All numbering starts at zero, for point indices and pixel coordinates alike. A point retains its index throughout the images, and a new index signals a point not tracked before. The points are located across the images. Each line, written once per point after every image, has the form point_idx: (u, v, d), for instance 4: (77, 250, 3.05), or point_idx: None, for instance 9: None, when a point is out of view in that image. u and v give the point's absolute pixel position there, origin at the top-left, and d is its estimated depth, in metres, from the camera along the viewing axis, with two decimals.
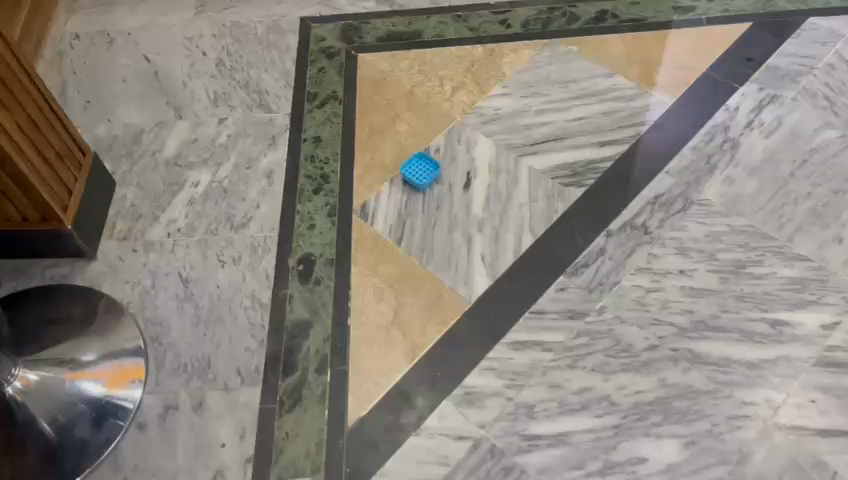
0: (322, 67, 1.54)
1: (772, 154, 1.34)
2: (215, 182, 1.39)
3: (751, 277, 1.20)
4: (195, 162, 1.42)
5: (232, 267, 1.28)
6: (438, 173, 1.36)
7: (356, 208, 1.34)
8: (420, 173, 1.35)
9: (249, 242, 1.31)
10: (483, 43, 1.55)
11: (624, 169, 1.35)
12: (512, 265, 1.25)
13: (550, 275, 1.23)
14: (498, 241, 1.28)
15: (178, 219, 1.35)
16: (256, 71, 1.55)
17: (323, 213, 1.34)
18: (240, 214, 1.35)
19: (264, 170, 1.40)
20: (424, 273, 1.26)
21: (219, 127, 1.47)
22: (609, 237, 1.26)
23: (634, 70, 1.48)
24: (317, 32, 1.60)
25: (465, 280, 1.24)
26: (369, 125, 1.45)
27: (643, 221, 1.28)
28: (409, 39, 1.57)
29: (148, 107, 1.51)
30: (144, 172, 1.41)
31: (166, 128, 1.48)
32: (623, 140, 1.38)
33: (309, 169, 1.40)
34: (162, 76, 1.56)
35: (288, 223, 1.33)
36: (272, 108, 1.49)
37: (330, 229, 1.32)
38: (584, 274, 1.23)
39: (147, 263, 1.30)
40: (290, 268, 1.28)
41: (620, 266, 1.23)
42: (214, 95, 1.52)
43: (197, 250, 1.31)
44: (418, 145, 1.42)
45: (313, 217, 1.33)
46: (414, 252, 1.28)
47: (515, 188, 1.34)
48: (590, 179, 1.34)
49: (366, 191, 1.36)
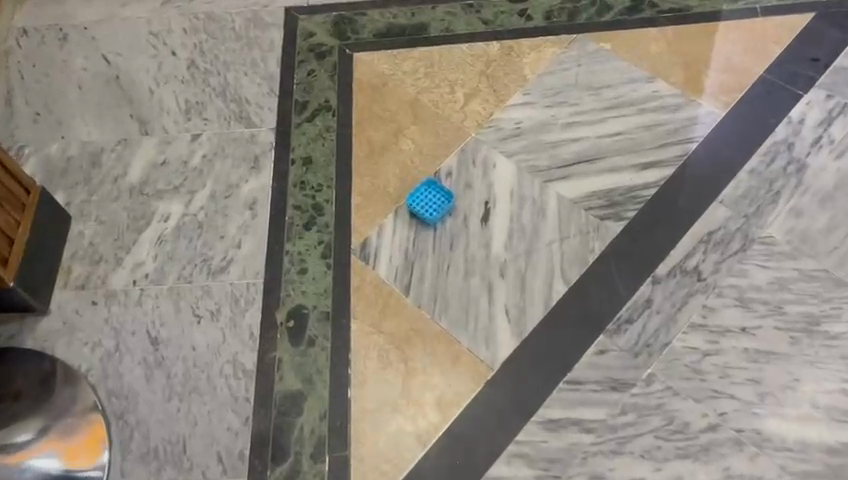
0: (311, 69, 1.32)
1: (844, 179, 1.13)
2: (188, 215, 1.18)
3: (827, 337, 1.01)
4: (164, 190, 1.21)
5: (209, 323, 1.09)
6: (451, 205, 1.16)
7: (355, 247, 1.14)
8: (430, 206, 1.15)
9: (229, 292, 1.11)
10: (500, 40, 1.32)
11: (671, 196, 1.14)
12: (542, 320, 1.05)
13: (587, 334, 1.04)
14: (524, 289, 1.08)
15: (146, 262, 1.14)
16: (235, 75, 1.33)
17: (317, 254, 1.14)
18: (218, 256, 1.14)
19: (246, 200, 1.19)
20: (438, 329, 1.06)
21: (192, 145, 1.25)
22: (655, 284, 1.07)
23: (678, 73, 1.26)
24: (305, 25, 1.37)
25: (486, 340, 1.05)
26: (368, 142, 1.23)
27: (696, 264, 1.08)
28: (413, 34, 1.34)
29: (108, 120, 1.29)
30: (104, 203, 1.20)
31: (130, 146, 1.26)
32: (668, 161, 1.18)
33: (299, 198, 1.19)
34: (125, 82, 1.33)
35: (276, 267, 1.13)
36: (254, 121, 1.27)
37: (325, 273, 1.12)
38: (627, 333, 1.04)
39: (109, 318, 1.10)
40: (279, 324, 1.08)
41: (670, 322, 1.04)
42: (185, 104, 1.30)
43: (168, 301, 1.11)
44: (426, 167, 1.20)
45: (304, 259, 1.13)
46: (425, 303, 1.08)
47: (542, 222, 1.14)
48: (631, 210, 1.14)
49: (366, 226, 1.16)
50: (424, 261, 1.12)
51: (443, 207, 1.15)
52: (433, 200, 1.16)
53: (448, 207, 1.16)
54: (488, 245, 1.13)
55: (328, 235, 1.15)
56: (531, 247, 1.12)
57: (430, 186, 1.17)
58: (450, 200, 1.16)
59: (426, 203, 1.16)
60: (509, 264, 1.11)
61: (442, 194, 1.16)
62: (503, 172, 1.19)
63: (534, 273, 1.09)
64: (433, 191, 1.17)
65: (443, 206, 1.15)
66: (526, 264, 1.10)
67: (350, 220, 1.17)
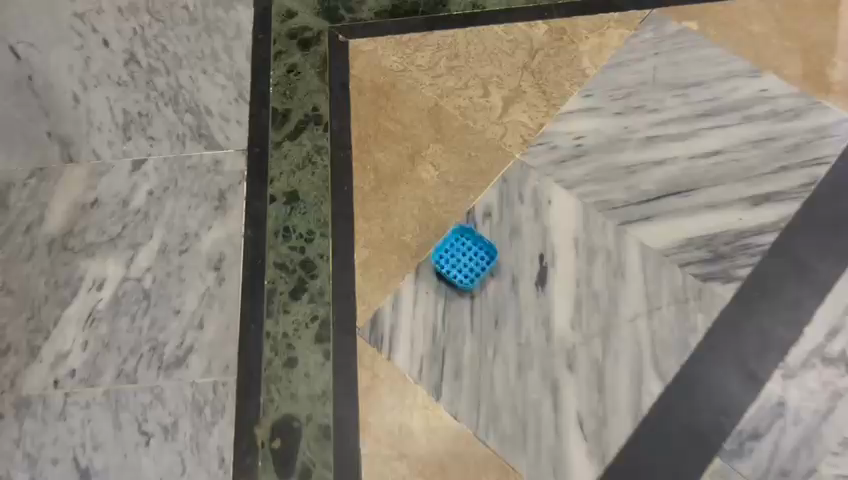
0: (294, 66, 0.98)
1: None
2: (130, 280, 0.86)
3: None
4: (95, 243, 0.88)
5: (162, 445, 0.78)
6: (494, 261, 0.84)
7: (362, 325, 0.82)
8: (465, 265, 0.83)
9: (189, 396, 0.80)
10: (547, 20, 0.98)
11: (799, 245, 0.83)
12: (631, 437, 0.75)
13: (696, 457, 0.74)
14: (602, 387, 0.78)
15: (72, 353, 0.83)
16: (189, 74, 0.98)
17: (310, 336, 0.82)
18: (173, 342, 0.83)
19: (209, 257, 0.87)
20: (485, 451, 0.76)
21: (134, 177, 0.92)
22: (788, 379, 0.76)
23: (793, 64, 0.92)
24: (283, 2, 1.02)
25: (553, 465, 0.75)
26: (376, 169, 0.90)
27: (841, 348, 0.77)
28: (429, 12, 0.99)
29: (17, 141, 0.95)
30: (14, 264, 0.87)
31: (48, 178, 0.92)
32: (790, 192, 0.85)
33: (283, 252, 0.87)
34: (39, 84, 0.97)
35: (253, 356, 0.82)
36: (218, 141, 0.93)
37: (322, 366, 0.81)
38: (753, 454, 0.74)
39: (22, 439, 0.79)
40: (259, 443, 0.78)
41: (811, 438, 0.74)
42: (123, 117, 0.96)
43: (105, 411, 0.80)
44: (454, 204, 0.88)
45: (293, 344, 0.82)
46: (465, 411, 0.78)
47: (621, 286, 0.82)
48: (742, 265, 0.82)
49: (376, 293, 0.84)
50: (459, 346, 0.81)
51: (481, 266, 0.83)
52: (467, 256, 0.84)
53: (489, 265, 0.83)
54: (547, 322, 0.81)
55: (324, 308, 0.84)
56: (608, 325, 0.80)
57: (463, 236, 0.85)
58: (492, 255, 0.84)
59: (458, 261, 0.84)
60: (579, 350, 0.79)
61: (480, 248, 0.84)
62: (561, 211, 0.86)
63: (614, 364, 0.79)
64: (468, 243, 0.85)
65: (481, 265, 0.83)
66: (603, 350, 0.79)
67: (353, 283, 0.85)
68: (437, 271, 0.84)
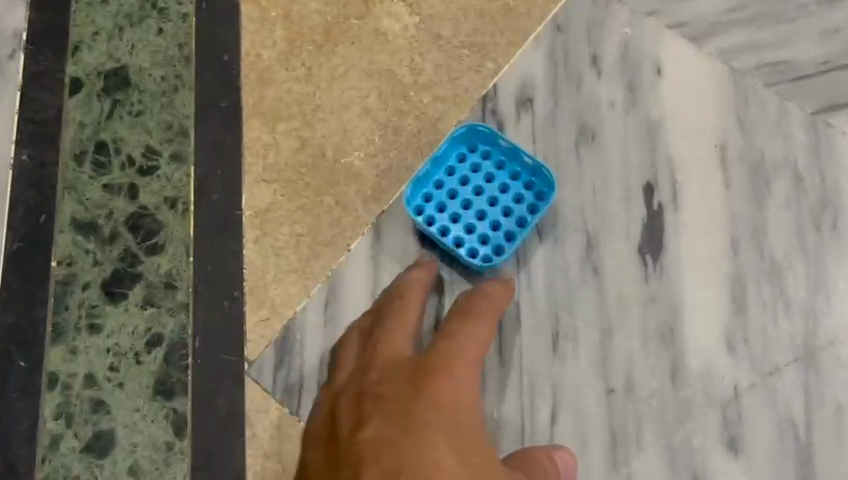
0: None
1: None
2: None
3: None
4: None
5: None
6: (548, 202, 0.37)
7: (256, 355, 0.37)
8: (480, 215, 0.38)
9: None
10: None
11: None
12: None
13: None
14: None
15: None
16: None
17: (144, 380, 0.38)
18: None
19: None
20: None
21: None
22: None
23: None
24: None
25: None
26: (289, 17, 0.43)
27: None
28: None
29: None
30: None
31: None
32: None
33: (92, 196, 0.41)
34: None
35: (18, 433, 0.37)
36: None
37: (169, 452, 0.37)
38: None
39: None
40: None
41: None
42: None
43: None
44: (453, 82, 0.41)
45: (104, 402, 0.37)
46: None
47: (832, 251, 0.37)
48: None
49: (288, 279, 0.38)
50: None
51: (518, 220, 0.37)
52: (488, 198, 0.38)
53: (537, 217, 0.37)
54: (671, 337, 0.36)
55: (173, 319, 0.38)
56: (812, 342, 0.35)
57: (478, 151, 0.38)
58: (542, 193, 0.38)
59: (467, 209, 0.38)
60: (747, 402, 0.35)
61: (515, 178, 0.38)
62: (684, 89, 0.40)
63: (830, 436, 0.34)
64: (489, 167, 0.38)
65: (518, 217, 0.37)
66: (804, 403, 0.35)
67: (238, 260, 0.39)
68: (420, 228, 0.38)
